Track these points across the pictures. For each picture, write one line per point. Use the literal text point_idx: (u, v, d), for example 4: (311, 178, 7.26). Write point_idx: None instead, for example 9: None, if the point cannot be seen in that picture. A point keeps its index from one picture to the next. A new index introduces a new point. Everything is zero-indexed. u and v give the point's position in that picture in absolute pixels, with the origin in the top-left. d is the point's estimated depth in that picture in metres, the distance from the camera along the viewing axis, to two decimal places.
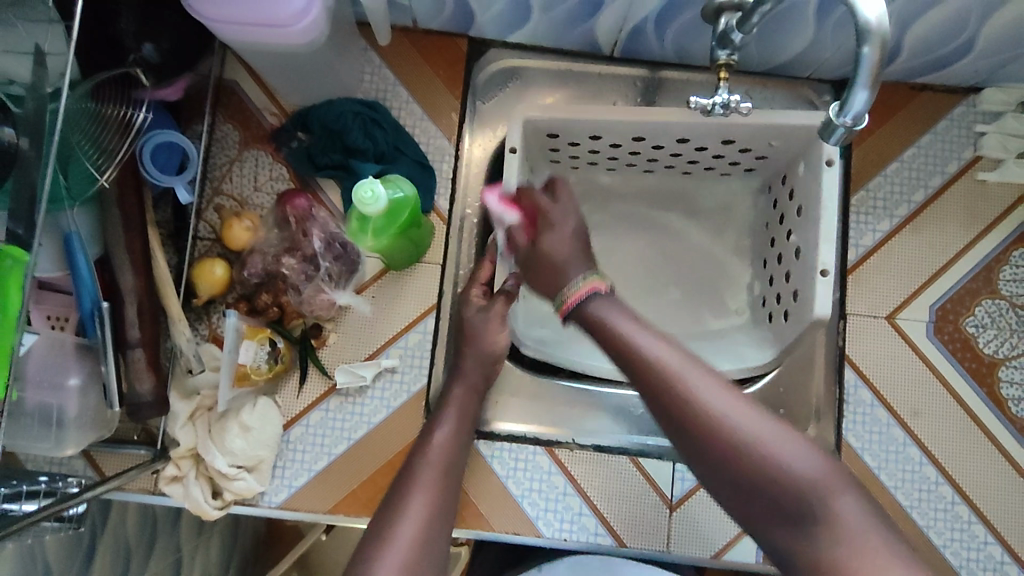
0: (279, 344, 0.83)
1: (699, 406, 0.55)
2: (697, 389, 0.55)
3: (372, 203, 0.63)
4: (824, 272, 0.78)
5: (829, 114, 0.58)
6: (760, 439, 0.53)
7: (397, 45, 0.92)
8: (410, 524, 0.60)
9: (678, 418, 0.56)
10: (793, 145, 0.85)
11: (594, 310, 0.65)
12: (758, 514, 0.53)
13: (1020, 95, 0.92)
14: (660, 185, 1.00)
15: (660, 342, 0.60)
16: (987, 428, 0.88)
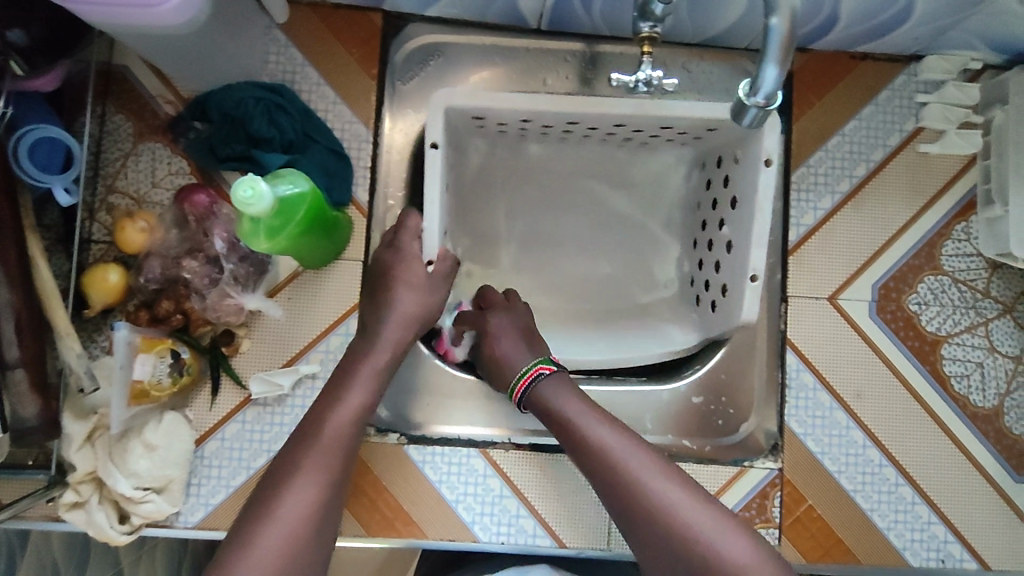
0: (184, 354, 0.76)
1: (646, 496, 0.64)
2: (645, 481, 0.64)
3: (255, 203, 0.57)
4: (754, 277, 0.75)
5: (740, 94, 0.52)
6: (693, 525, 0.62)
7: (304, 23, 0.84)
8: (298, 502, 0.61)
9: (626, 505, 0.64)
10: (732, 132, 0.79)
11: (546, 395, 0.74)
12: None
13: (961, 62, 0.89)
14: (594, 153, 0.93)
15: (615, 434, 0.68)
16: (930, 407, 0.87)
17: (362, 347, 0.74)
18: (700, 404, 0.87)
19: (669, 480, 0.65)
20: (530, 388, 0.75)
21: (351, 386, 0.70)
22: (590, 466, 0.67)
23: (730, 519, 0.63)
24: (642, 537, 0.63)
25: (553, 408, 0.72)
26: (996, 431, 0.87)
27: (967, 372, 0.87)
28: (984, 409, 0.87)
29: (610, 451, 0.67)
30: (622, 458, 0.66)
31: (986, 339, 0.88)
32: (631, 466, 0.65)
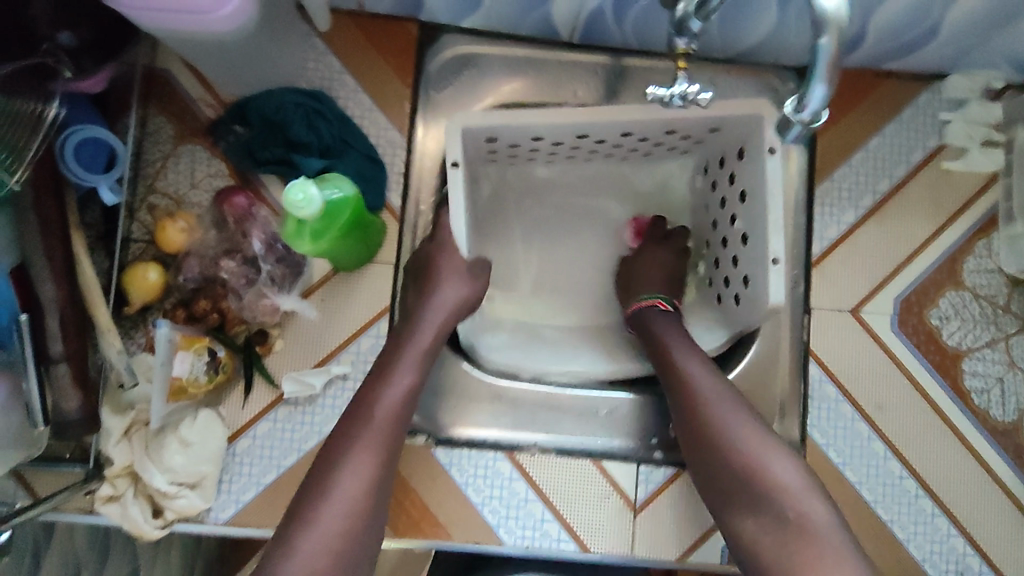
0: (220, 352, 0.78)
1: (709, 413, 0.72)
2: (710, 400, 0.72)
3: (306, 208, 0.58)
4: (774, 261, 0.75)
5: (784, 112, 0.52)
6: (747, 445, 0.69)
7: (342, 31, 0.86)
8: (351, 482, 0.64)
9: (691, 420, 0.73)
10: (734, 131, 0.81)
11: (648, 318, 0.84)
12: (735, 508, 0.68)
13: (984, 82, 0.91)
14: (603, 171, 0.96)
15: (698, 359, 0.77)
16: (950, 421, 0.88)
17: (403, 334, 0.77)
18: None
19: (735, 406, 0.72)
20: (644, 310, 0.85)
21: (394, 371, 0.73)
22: (671, 384, 0.76)
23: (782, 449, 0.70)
24: (700, 447, 0.71)
25: (655, 334, 0.82)
26: (1015, 445, 0.88)
27: (987, 387, 0.89)
28: (1004, 424, 0.88)
29: (691, 374, 0.75)
30: (700, 380, 0.74)
31: (1006, 354, 0.89)
32: (706, 387, 0.73)
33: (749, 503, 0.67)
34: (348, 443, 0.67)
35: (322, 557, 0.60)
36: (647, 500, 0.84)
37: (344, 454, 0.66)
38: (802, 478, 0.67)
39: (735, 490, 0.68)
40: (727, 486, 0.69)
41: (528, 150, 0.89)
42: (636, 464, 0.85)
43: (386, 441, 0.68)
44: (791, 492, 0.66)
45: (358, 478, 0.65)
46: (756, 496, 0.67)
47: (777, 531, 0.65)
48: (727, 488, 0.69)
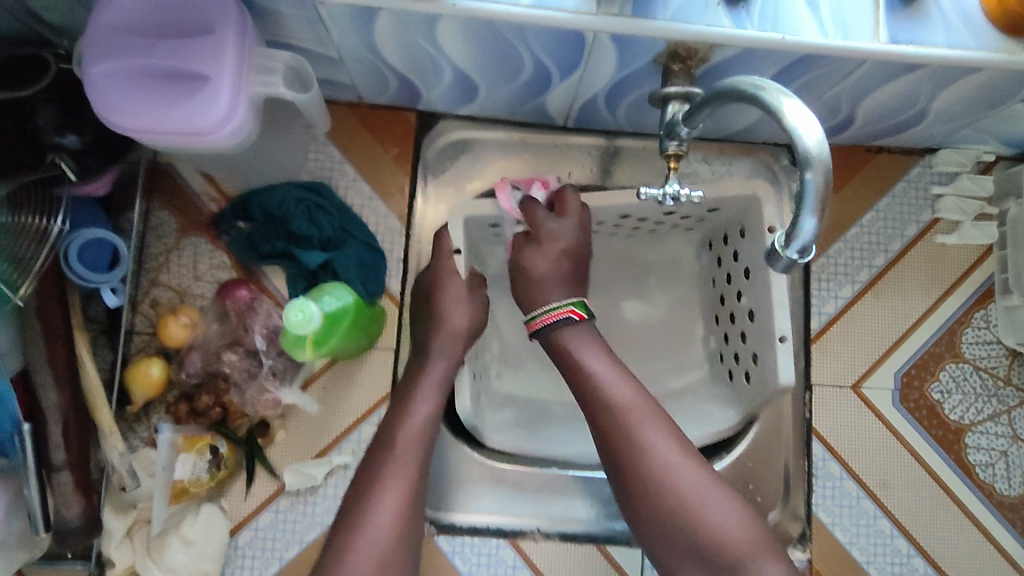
0: (222, 448, 0.78)
1: (650, 452, 0.65)
2: (647, 437, 0.66)
3: (305, 324, 0.60)
4: (781, 339, 0.78)
5: (772, 242, 0.51)
6: (689, 494, 0.63)
7: (342, 123, 0.88)
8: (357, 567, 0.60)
9: (622, 455, 0.66)
10: (733, 209, 0.84)
11: (559, 334, 0.73)
12: (673, 555, 0.63)
13: (975, 155, 0.92)
14: (611, 248, 0.97)
15: (624, 382, 0.70)
16: (957, 497, 0.87)
17: (424, 360, 0.76)
18: None
19: (673, 445, 0.66)
20: (554, 325, 0.73)
21: (414, 399, 0.72)
22: (603, 422, 0.68)
23: (727, 489, 0.64)
24: (641, 496, 0.65)
25: (575, 361, 0.71)
26: None
27: (992, 461, 0.88)
28: (1011, 498, 0.87)
29: (625, 406, 0.68)
30: (643, 432, 0.66)
31: (1009, 427, 0.89)
32: (643, 427, 0.66)
33: (696, 561, 0.62)
34: (378, 471, 0.66)
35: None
36: None
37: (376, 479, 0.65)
38: (744, 516, 0.63)
39: (684, 550, 0.62)
40: (672, 543, 0.63)
41: None
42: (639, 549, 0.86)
43: (413, 464, 0.67)
44: (740, 542, 0.61)
45: (390, 509, 0.64)
46: (703, 551, 0.61)
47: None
48: (663, 531, 0.64)
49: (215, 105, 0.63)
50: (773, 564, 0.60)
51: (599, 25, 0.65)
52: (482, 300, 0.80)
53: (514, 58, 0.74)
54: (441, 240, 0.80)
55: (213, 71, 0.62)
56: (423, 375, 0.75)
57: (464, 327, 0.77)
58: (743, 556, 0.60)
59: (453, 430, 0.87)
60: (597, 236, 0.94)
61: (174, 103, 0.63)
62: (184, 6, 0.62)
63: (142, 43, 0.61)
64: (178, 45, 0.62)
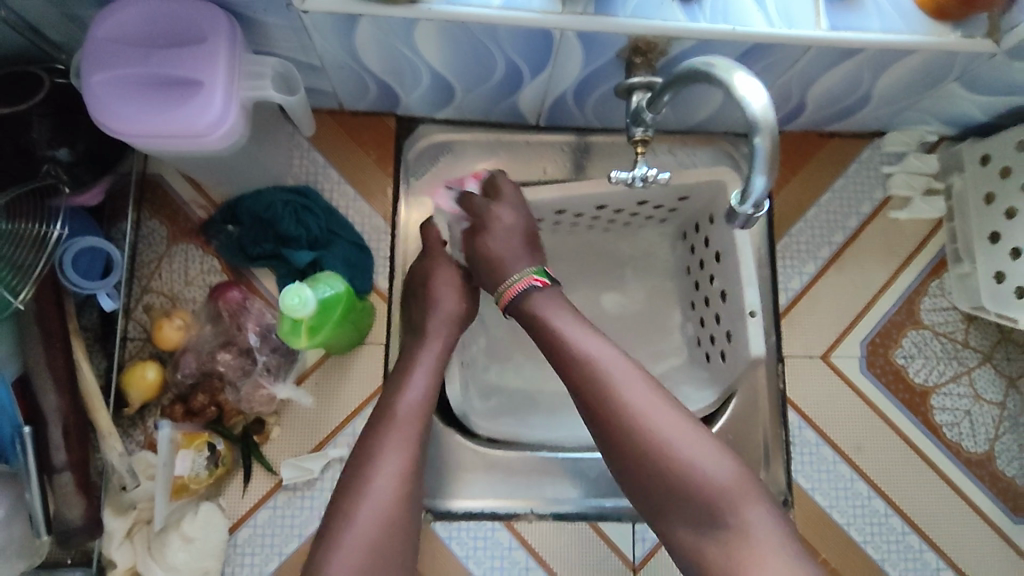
0: (219, 445, 0.80)
1: (625, 406, 0.65)
2: (620, 390, 0.66)
3: (301, 307, 0.63)
4: (751, 314, 0.82)
5: (731, 202, 0.56)
6: (672, 445, 0.63)
7: (325, 129, 0.92)
8: (357, 543, 0.62)
9: (600, 412, 0.66)
10: (702, 199, 0.90)
11: (529, 300, 0.74)
12: (668, 510, 0.63)
13: (918, 136, 0.99)
14: (589, 240, 1.02)
15: (599, 340, 0.70)
16: (927, 456, 0.92)
17: (418, 340, 0.79)
18: None
19: (653, 395, 0.66)
20: (519, 296, 0.75)
21: (405, 380, 0.74)
22: (574, 378, 0.68)
23: (716, 441, 0.64)
24: (614, 444, 0.66)
25: (544, 322, 0.72)
26: (991, 475, 0.92)
27: (957, 420, 0.93)
28: (977, 454, 0.92)
29: (594, 360, 0.68)
30: (618, 386, 0.66)
31: (970, 387, 0.94)
32: (613, 375, 0.66)
33: (677, 505, 0.63)
34: (379, 440, 0.69)
35: (359, 559, 0.61)
36: (645, 557, 0.87)
37: (373, 460, 0.67)
38: (734, 467, 0.63)
39: (666, 495, 0.63)
40: (653, 489, 0.64)
41: None
42: (630, 524, 0.88)
43: (409, 437, 0.69)
44: (720, 485, 0.61)
45: (390, 479, 0.66)
46: (682, 496, 0.62)
47: (713, 531, 0.61)
48: (653, 486, 0.64)
49: (209, 105, 0.67)
50: (756, 508, 0.61)
51: (565, 22, 0.70)
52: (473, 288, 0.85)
53: (486, 58, 0.79)
54: (429, 232, 0.85)
55: (206, 74, 0.66)
56: (414, 356, 0.77)
57: (452, 316, 0.81)
58: (734, 507, 0.61)
59: (447, 421, 0.90)
60: (578, 229, 0.99)
61: (170, 107, 0.66)
62: (173, 18, 0.66)
63: (138, 53, 0.65)
64: (172, 54, 0.66)
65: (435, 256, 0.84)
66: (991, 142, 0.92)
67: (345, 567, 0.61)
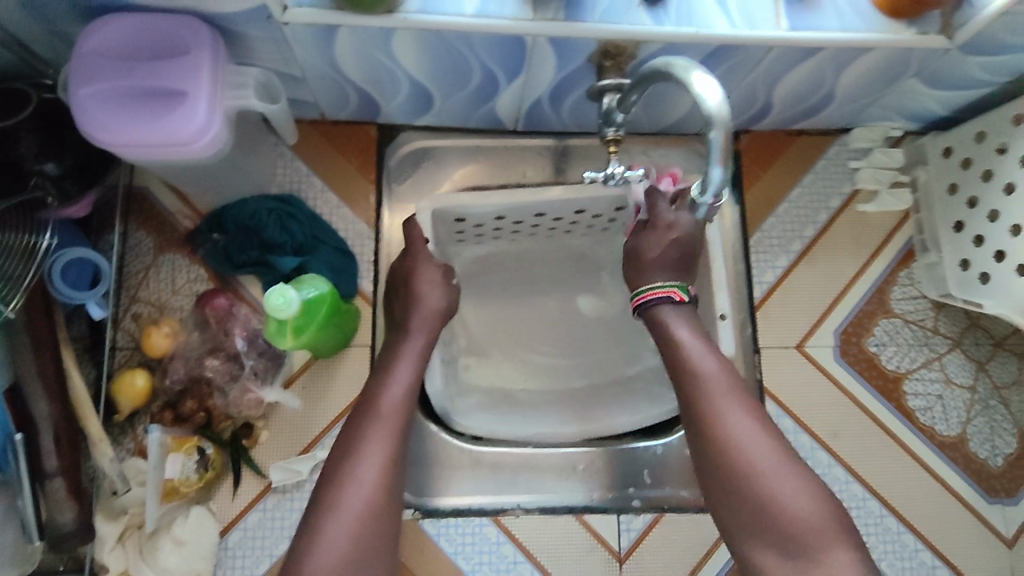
0: (208, 449, 0.82)
1: (724, 428, 0.69)
2: (725, 412, 0.70)
3: (285, 308, 0.64)
4: (721, 317, 0.86)
5: (693, 193, 0.59)
6: (765, 472, 0.65)
7: (307, 139, 0.95)
8: (339, 536, 0.64)
9: (701, 431, 0.70)
10: None
11: (659, 312, 0.79)
12: (752, 536, 0.64)
13: (883, 132, 1.03)
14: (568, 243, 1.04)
15: (717, 363, 0.74)
16: (901, 441, 0.94)
17: (399, 338, 0.82)
18: None
19: (754, 424, 0.69)
20: (654, 300, 0.79)
21: (388, 379, 0.77)
22: (685, 394, 0.73)
23: (812, 478, 0.65)
24: (710, 463, 0.68)
25: (668, 337, 0.77)
26: (963, 456, 0.95)
27: (930, 405, 0.96)
28: (950, 437, 0.95)
29: (706, 379, 0.73)
30: (722, 410, 0.70)
31: (942, 372, 0.97)
32: (721, 397, 0.71)
33: (762, 535, 0.64)
34: (361, 432, 0.71)
35: (341, 551, 0.63)
36: (631, 548, 0.89)
37: (355, 454, 0.69)
38: (825, 505, 0.63)
39: (753, 520, 0.64)
40: (740, 514, 0.66)
41: (490, 228, 0.97)
42: (615, 515, 0.90)
43: (393, 433, 0.72)
44: (808, 520, 0.62)
45: (372, 473, 0.68)
46: (770, 524, 0.63)
47: (795, 565, 0.61)
48: (743, 513, 0.65)
49: (193, 114, 0.69)
50: (839, 551, 0.61)
51: (535, 29, 0.73)
52: (454, 287, 0.87)
53: (463, 66, 0.82)
54: (413, 232, 0.86)
55: (189, 85, 0.68)
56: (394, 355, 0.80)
57: (434, 315, 0.83)
58: (819, 544, 0.61)
59: (433, 421, 0.92)
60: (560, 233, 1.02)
61: (155, 117, 0.68)
62: (156, 31, 0.68)
63: (123, 66, 0.68)
64: (156, 66, 0.68)
65: (415, 254, 0.86)
66: (952, 136, 0.96)
67: (332, 553, 0.62)
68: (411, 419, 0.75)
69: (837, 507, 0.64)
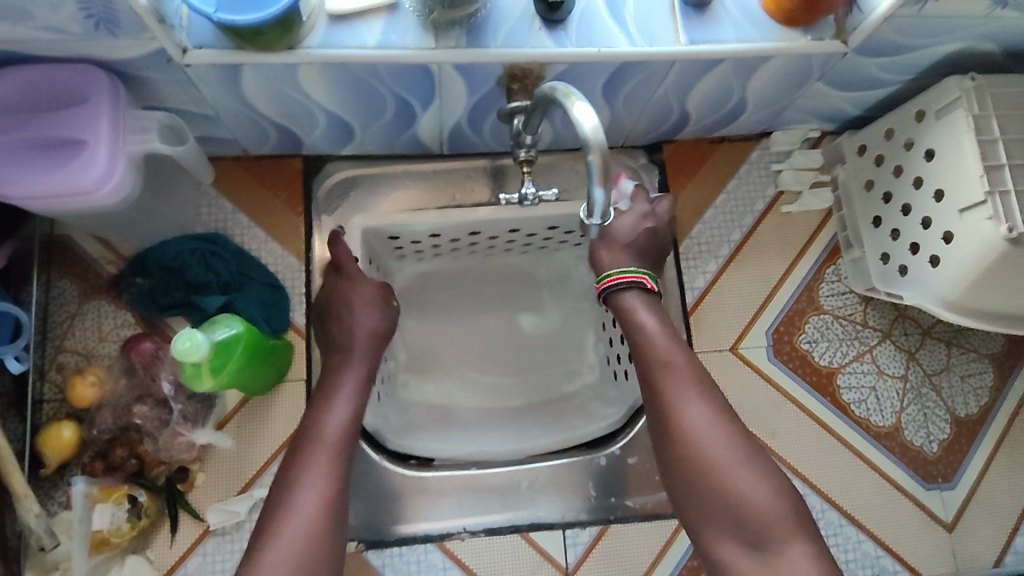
0: (141, 497, 0.80)
1: (688, 422, 0.71)
2: (686, 407, 0.72)
3: (196, 350, 0.64)
4: None
5: (582, 214, 0.61)
6: (727, 467, 0.68)
7: (232, 176, 0.95)
8: (278, 568, 0.62)
9: (665, 425, 0.72)
10: None
11: (626, 300, 0.78)
12: (715, 527, 0.68)
13: (801, 134, 1.06)
14: (504, 262, 1.05)
15: (675, 354, 0.75)
16: (839, 435, 0.96)
17: (338, 361, 0.81)
18: (635, 464, 0.93)
19: (715, 417, 0.71)
20: (627, 287, 0.77)
21: (331, 404, 0.76)
22: (647, 384, 0.75)
23: (768, 468, 0.69)
24: (675, 457, 0.71)
25: (629, 325, 0.77)
26: (899, 445, 0.97)
27: (864, 397, 0.98)
28: (885, 427, 0.97)
29: (664, 371, 0.74)
30: (684, 404, 0.72)
31: (873, 364, 0.99)
32: (681, 390, 0.73)
33: (725, 526, 0.68)
34: (304, 458, 0.71)
35: None
36: (577, 562, 0.90)
37: (298, 483, 0.69)
38: (781, 495, 0.67)
39: (715, 511, 0.68)
40: (699, 503, 0.69)
41: (427, 246, 0.98)
42: (561, 530, 0.90)
43: (335, 458, 0.71)
44: (764, 510, 0.66)
45: (314, 500, 0.67)
46: (733, 517, 0.67)
47: (754, 555, 0.66)
48: (706, 506, 0.69)
49: (92, 163, 0.69)
50: (798, 543, 0.65)
51: (438, 57, 0.74)
52: (391, 309, 0.87)
53: (375, 96, 0.82)
54: (340, 251, 0.86)
55: (88, 134, 0.69)
56: (331, 381, 0.79)
57: (375, 337, 0.83)
58: (781, 538, 0.65)
59: (375, 448, 0.92)
60: (498, 253, 1.03)
61: (54, 168, 0.68)
62: (49, 80, 0.68)
63: (20, 118, 0.68)
64: (53, 116, 0.68)
65: (349, 279, 0.85)
66: (865, 134, 0.99)
67: None
68: (354, 443, 0.75)
69: (791, 495, 0.68)
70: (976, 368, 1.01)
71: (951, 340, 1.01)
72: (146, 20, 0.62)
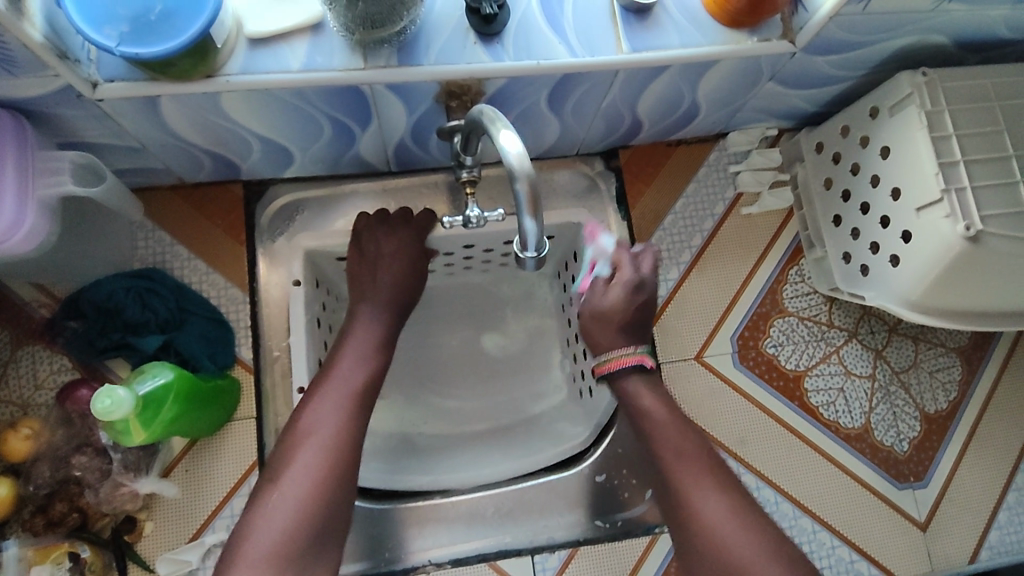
0: (85, 553, 0.76)
1: (704, 516, 0.67)
2: (702, 499, 0.68)
3: (117, 408, 0.63)
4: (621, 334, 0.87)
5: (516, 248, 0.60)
6: (746, 562, 0.64)
7: (169, 207, 0.91)
8: (292, 495, 0.65)
9: (683, 519, 0.69)
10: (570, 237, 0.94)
11: (626, 384, 0.77)
12: None
13: (759, 133, 1.03)
14: (461, 281, 1.02)
15: (689, 442, 0.73)
16: (808, 438, 0.95)
17: (356, 305, 0.83)
18: (603, 482, 0.90)
19: (733, 510, 0.67)
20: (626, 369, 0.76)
21: (343, 349, 0.77)
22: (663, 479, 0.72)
23: (795, 564, 0.64)
24: (694, 553, 0.67)
25: (637, 415, 0.75)
26: (870, 446, 0.96)
27: (832, 399, 0.96)
28: (855, 429, 0.96)
29: (678, 463, 0.71)
30: (699, 498, 0.68)
31: (841, 365, 0.98)
32: (696, 484, 0.69)
33: None
34: (316, 396, 0.72)
35: (295, 506, 0.64)
36: None
37: (310, 414, 0.70)
38: None
39: None
40: None
41: None
42: (529, 556, 0.88)
43: (348, 395, 0.72)
44: None
45: (326, 432, 0.69)
46: None
47: None
48: None
49: None
50: None
51: (367, 77, 0.70)
52: (418, 254, 0.87)
53: (309, 120, 0.79)
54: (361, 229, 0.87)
55: None
56: (349, 338, 0.79)
57: (395, 280, 0.84)
58: None
59: None
60: (454, 272, 1.00)
61: None
62: None
63: None
64: None
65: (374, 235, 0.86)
66: (821, 132, 0.97)
67: (285, 507, 0.64)
68: (375, 382, 0.76)
69: None
70: (943, 363, 1.00)
71: (917, 336, 1.00)
72: (44, 57, 0.58)
